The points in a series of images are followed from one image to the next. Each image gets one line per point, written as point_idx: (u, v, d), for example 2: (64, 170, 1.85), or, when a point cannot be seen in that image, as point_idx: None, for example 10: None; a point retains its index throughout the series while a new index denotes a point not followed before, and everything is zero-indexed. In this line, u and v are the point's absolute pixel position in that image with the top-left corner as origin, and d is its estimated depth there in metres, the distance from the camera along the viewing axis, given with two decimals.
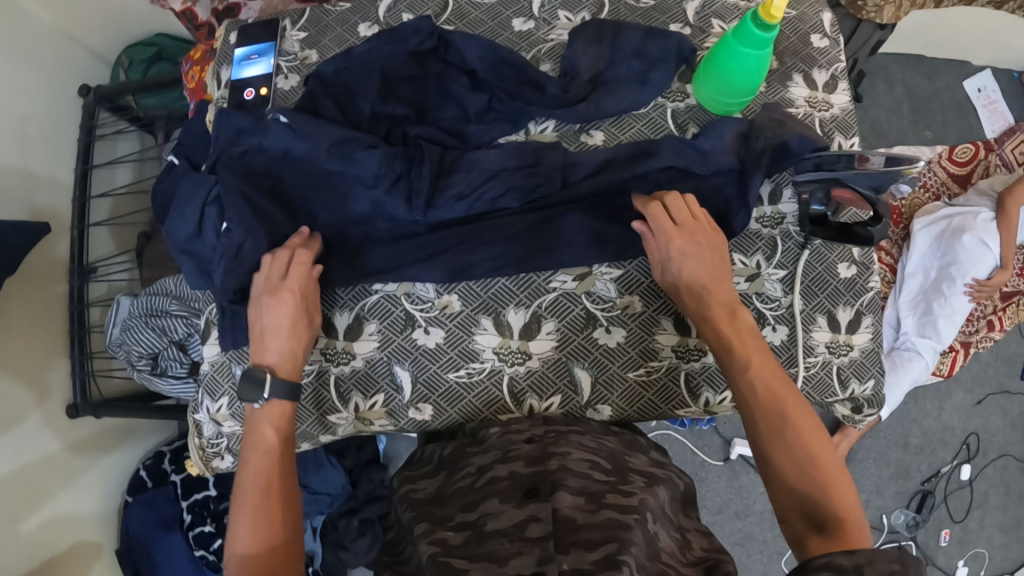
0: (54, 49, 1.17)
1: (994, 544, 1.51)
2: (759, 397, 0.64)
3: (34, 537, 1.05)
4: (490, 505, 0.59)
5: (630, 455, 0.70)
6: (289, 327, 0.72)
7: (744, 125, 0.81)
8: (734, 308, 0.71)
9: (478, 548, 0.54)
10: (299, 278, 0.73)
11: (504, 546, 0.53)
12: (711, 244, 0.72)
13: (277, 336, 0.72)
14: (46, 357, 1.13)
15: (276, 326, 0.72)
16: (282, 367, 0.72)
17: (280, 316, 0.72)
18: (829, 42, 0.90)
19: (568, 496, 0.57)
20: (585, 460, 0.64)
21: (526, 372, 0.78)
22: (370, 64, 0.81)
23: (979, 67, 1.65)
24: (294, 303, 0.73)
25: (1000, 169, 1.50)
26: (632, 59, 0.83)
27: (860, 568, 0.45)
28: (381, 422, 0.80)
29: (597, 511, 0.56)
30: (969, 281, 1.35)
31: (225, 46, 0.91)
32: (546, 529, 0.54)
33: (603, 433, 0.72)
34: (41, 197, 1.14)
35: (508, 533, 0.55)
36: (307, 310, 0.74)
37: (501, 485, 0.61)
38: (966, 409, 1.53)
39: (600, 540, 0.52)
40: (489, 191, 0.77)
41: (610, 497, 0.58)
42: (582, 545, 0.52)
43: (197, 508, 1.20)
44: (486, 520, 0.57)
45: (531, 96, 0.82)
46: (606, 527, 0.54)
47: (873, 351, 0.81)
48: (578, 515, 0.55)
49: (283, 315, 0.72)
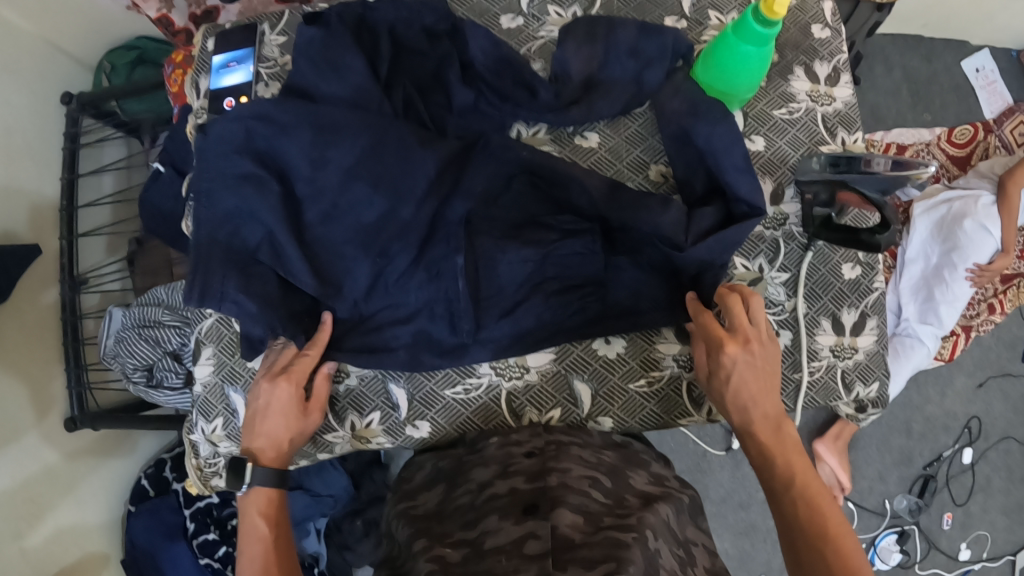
0: (34, 57, 1.15)
1: (998, 526, 1.52)
2: (802, 517, 0.60)
3: (40, 551, 1.05)
4: (489, 523, 0.58)
5: (630, 471, 0.69)
6: (281, 416, 0.71)
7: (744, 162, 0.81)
8: (781, 423, 0.66)
9: (476, 566, 0.52)
10: (285, 397, 0.71)
11: (501, 564, 0.51)
12: (767, 360, 0.67)
13: (263, 434, 0.71)
14: (43, 369, 1.12)
15: (269, 415, 0.71)
16: (266, 457, 0.71)
17: (267, 421, 0.71)
18: (831, 33, 0.88)
19: (567, 514, 0.56)
20: (585, 478, 0.63)
21: (524, 386, 0.76)
22: (347, 54, 0.70)
23: (978, 46, 1.62)
24: (286, 411, 0.71)
25: (999, 150, 1.51)
26: (625, 59, 0.76)
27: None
28: (379, 440, 0.77)
29: (595, 531, 0.55)
30: (971, 267, 1.33)
31: (202, 52, 0.88)
32: (544, 546, 0.52)
33: (602, 447, 0.72)
34: (29, 211, 1.13)
35: (506, 550, 0.53)
36: (299, 414, 0.72)
37: (501, 502, 0.60)
38: (968, 393, 1.52)
39: (599, 559, 0.51)
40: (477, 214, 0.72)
41: (608, 519, 0.57)
42: (582, 562, 0.50)
43: (200, 516, 1.20)
44: (484, 538, 0.56)
45: (521, 99, 0.75)
46: (605, 545, 0.52)
47: (877, 353, 0.81)
48: (576, 535, 0.54)
49: (281, 423, 0.71)
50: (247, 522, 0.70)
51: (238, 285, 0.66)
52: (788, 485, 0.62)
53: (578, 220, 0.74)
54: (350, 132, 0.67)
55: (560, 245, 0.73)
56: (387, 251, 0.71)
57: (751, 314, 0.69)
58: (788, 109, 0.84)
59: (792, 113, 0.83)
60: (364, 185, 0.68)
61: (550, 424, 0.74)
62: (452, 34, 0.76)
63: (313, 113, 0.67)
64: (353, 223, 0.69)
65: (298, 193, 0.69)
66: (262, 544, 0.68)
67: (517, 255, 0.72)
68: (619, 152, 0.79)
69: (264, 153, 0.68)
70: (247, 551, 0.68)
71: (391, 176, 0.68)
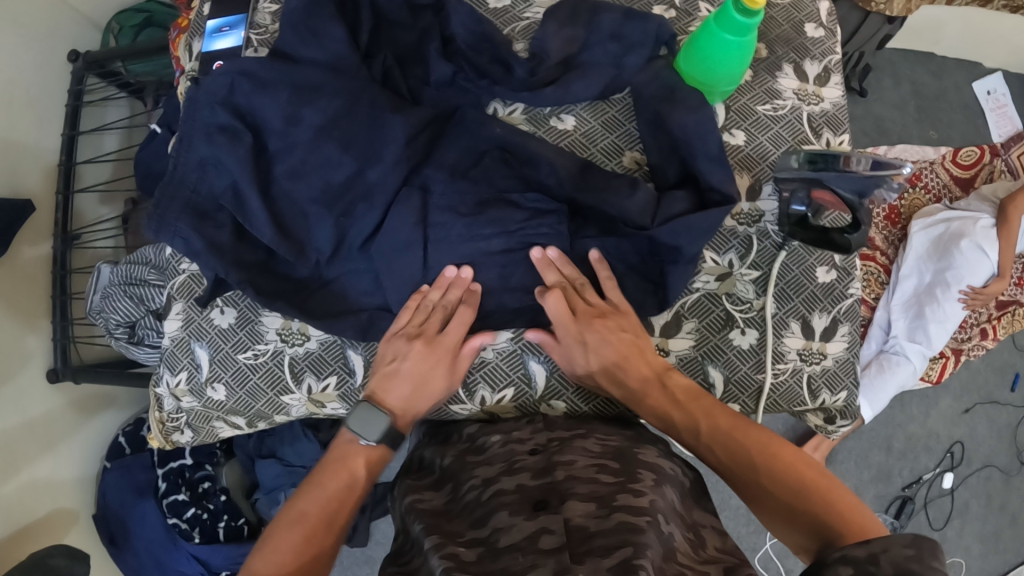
0: (44, 13, 1.17)
1: (973, 554, 1.50)
2: (728, 458, 0.66)
3: (12, 499, 1.05)
4: (500, 518, 0.56)
5: (639, 448, 0.68)
6: (427, 373, 0.70)
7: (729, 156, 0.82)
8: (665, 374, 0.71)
9: (493, 565, 0.51)
10: (439, 371, 0.71)
11: (517, 560, 0.50)
12: (620, 329, 0.72)
13: (400, 393, 0.70)
14: (29, 321, 1.13)
15: (414, 371, 0.70)
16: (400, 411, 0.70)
17: (414, 386, 0.70)
18: (824, 32, 0.88)
19: (578, 505, 0.56)
20: (591, 466, 0.62)
21: (478, 363, 0.77)
22: (330, 22, 0.72)
23: (990, 69, 1.61)
24: (433, 369, 0.71)
25: (1004, 175, 1.48)
26: (607, 42, 0.77)
27: (876, 557, 0.47)
28: (334, 405, 0.78)
29: (608, 515, 0.54)
30: (964, 288, 1.31)
31: (198, 17, 0.87)
32: (558, 540, 0.52)
33: (608, 433, 0.71)
34: (27, 164, 1.14)
35: (521, 547, 0.52)
36: (444, 387, 0.72)
37: (508, 497, 0.59)
38: (953, 416, 1.50)
39: (614, 545, 0.50)
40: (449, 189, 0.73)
41: (621, 498, 0.56)
42: (597, 552, 0.50)
43: (172, 476, 1.20)
44: (499, 536, 0.54)
45: (498, 76, 0.76)
46: (620, 531, 0.52)
47: (847, 361, 0.80)
48: (590, 523, 0.53)
49: (423, 395, 0.71)
50: (337, 452, 0.68)
51: (192, 226, 0.68)
52: (696, 434, 0.68)
53: (549, 200, 0.74)
54: (327, 93, 0.69)
55: (534, 223, 0.73)
56: (351, 211, 0.71)
57: (585, 297, 0.73)
58: (773, 105, 0.83)
59: (777, 110, 0.83)
60: (334, 146, 0.69)
61: (550, 420, 0.74)
62: (437, 9, 0.77)
63: (296, 74, 0.69)
64: (321, 180, 0.70)
65: (270, 147, 0.70)
66: (342, 478, 0.66)
67: (479, 232, 0.72)
68: (593, 136, 0.79)
69: (243, 109, 0.69)
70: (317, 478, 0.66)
71: (362, 141, 0.70)
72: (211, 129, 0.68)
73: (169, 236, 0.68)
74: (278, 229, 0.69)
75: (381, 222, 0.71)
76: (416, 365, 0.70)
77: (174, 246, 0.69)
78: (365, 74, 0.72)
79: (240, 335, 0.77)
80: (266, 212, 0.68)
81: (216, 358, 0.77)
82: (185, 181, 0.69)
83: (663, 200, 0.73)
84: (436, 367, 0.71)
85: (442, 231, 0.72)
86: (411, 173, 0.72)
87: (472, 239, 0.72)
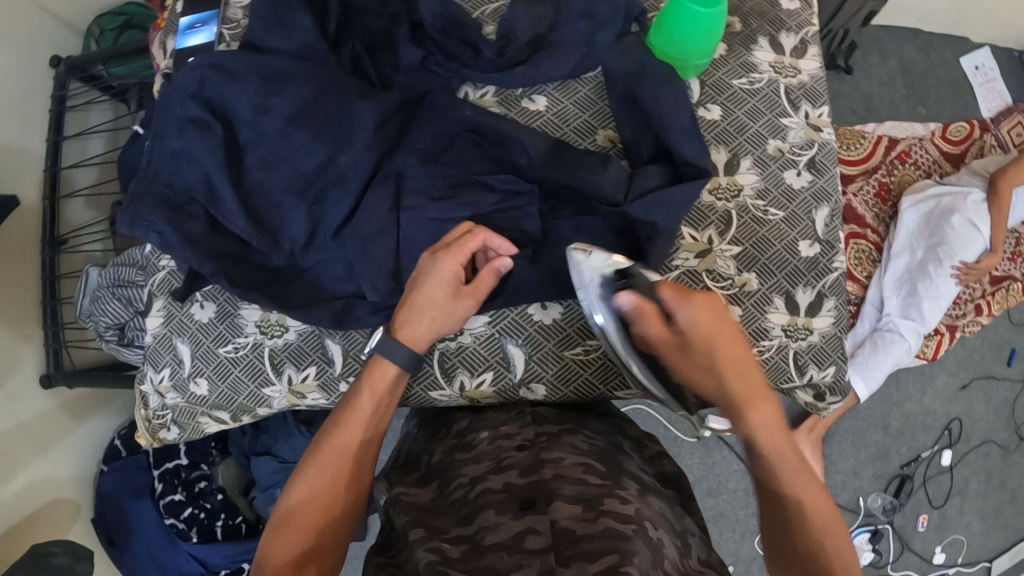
0: (28, 20, 1.17)
1: (974, 531, 1.50)
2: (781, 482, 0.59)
3: (9, 503, 1.05)
4: (487, 518, 0.56)
5: (623, 457, 0.68)
6: (434, 285, 0.64)
7: (705, 131, 0.81)
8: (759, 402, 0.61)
9: (477, 564, 0.51)
10: (443, 274, 0.64)
11: (503, 561, 0.50)
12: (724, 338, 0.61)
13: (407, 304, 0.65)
14: (22, 325, 1.13)
15: (420, 281, 0.65)
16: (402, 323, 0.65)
17: (418, 297, 0.65)
18: (800, 4, 0.87)
19: (566, 506, 0.54)
20: (578, 465, 0.61)
21: (457, 347, 0.77)
22: (298, 11, 0.72)
23: (977, 44, 1.60)
24: (439, 279, 0.64)
25: (996, 149, 1.48)
26: (578, 20, 0.76)
27: None
28: (315, 396, 0.78)
29: (595, 519, 0.53)
30: (957, 263, 1.31)
31: (171, 14, 0.87)
32: (545, 541, 0.51)
33: (595, 431, 0.70)
34: (14, 169, 1.14)
35: (507, 546, 0.51)
36: (448, 301, 0.65)
37: (496, 497, 0.58)
38: (950, 393, 1.50)
39: (601, 550, 0.49)
40: (421, 175, 0.73)
41: (608, 502, 0.55)
42: (584, 556, 0.49)
43: (167, 476, 1.19)
44: (484, 534, 0.54)
45: (468, 58, 0.76)
46: (607, 536, 0.50)
47: (833, 337, 0.80)
48: (578, 526, 0.52)
49: (429, 302, 0.64)
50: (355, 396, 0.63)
51: (167, 218, 0.68)
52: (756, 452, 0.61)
53: (522, 181, 0.74)
54: (296, 82, 0.69)
55: (507, 205, 0.73)
56: (324, 198, 0.71)
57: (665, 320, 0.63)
58: (748, 78, 0.83)
59: (753, 83, 0.83)
60: (305, 134, 0.69)
61: (538, 415, 0.73)
62: None
63: (265, 64, 0.69)
64: (293, 169, 0.70)
65: (241, 139, 0.70)
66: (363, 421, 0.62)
67: (453, 216, 0.72)
68: (566, 116, 0.78)
69: (213, 101, 0.69)
70: (343, 421, 0.62)
71: (333, 128, 0.70)
72: (183, 122, 0.68)
73: (144, 230, 0.67)
74: (252, 221, 0.69)
75: (356, 207, 0.72)
76: (423, 276, 0.65)
77: (149, 240, 0.68)
78: (334, 62, 0.72)
79: (221, 329, 0.77)
80: (237, 201, 0.69)
81: (197, 354, 0.78)
82: (159, 175, 0.69)
83: (637, 175, 0.73)
84: (443, 280, 0.64)
85: (416, 216, 0.72)
86: (382, 158, 0.72)
87: (444, 223, 0.72)
